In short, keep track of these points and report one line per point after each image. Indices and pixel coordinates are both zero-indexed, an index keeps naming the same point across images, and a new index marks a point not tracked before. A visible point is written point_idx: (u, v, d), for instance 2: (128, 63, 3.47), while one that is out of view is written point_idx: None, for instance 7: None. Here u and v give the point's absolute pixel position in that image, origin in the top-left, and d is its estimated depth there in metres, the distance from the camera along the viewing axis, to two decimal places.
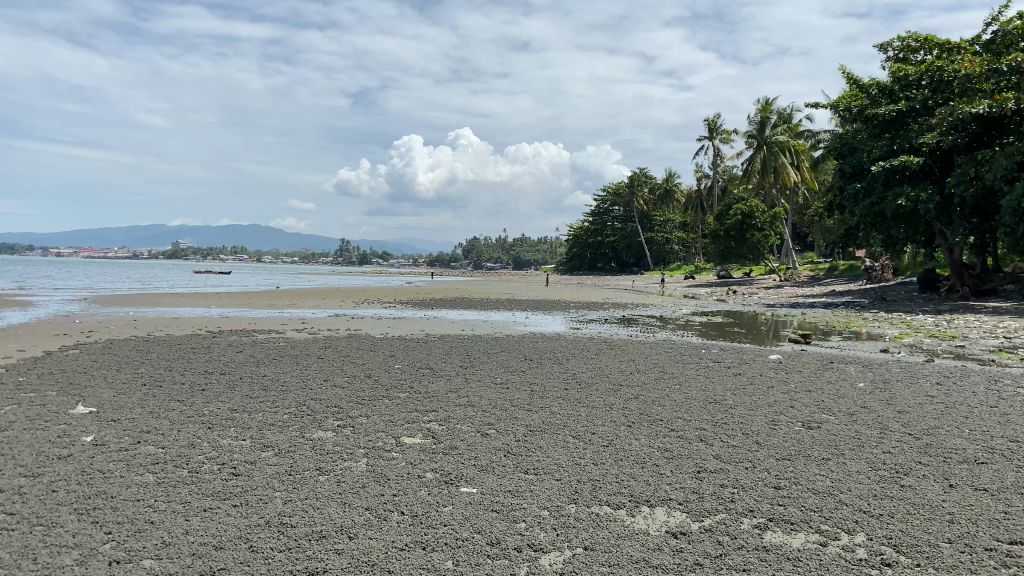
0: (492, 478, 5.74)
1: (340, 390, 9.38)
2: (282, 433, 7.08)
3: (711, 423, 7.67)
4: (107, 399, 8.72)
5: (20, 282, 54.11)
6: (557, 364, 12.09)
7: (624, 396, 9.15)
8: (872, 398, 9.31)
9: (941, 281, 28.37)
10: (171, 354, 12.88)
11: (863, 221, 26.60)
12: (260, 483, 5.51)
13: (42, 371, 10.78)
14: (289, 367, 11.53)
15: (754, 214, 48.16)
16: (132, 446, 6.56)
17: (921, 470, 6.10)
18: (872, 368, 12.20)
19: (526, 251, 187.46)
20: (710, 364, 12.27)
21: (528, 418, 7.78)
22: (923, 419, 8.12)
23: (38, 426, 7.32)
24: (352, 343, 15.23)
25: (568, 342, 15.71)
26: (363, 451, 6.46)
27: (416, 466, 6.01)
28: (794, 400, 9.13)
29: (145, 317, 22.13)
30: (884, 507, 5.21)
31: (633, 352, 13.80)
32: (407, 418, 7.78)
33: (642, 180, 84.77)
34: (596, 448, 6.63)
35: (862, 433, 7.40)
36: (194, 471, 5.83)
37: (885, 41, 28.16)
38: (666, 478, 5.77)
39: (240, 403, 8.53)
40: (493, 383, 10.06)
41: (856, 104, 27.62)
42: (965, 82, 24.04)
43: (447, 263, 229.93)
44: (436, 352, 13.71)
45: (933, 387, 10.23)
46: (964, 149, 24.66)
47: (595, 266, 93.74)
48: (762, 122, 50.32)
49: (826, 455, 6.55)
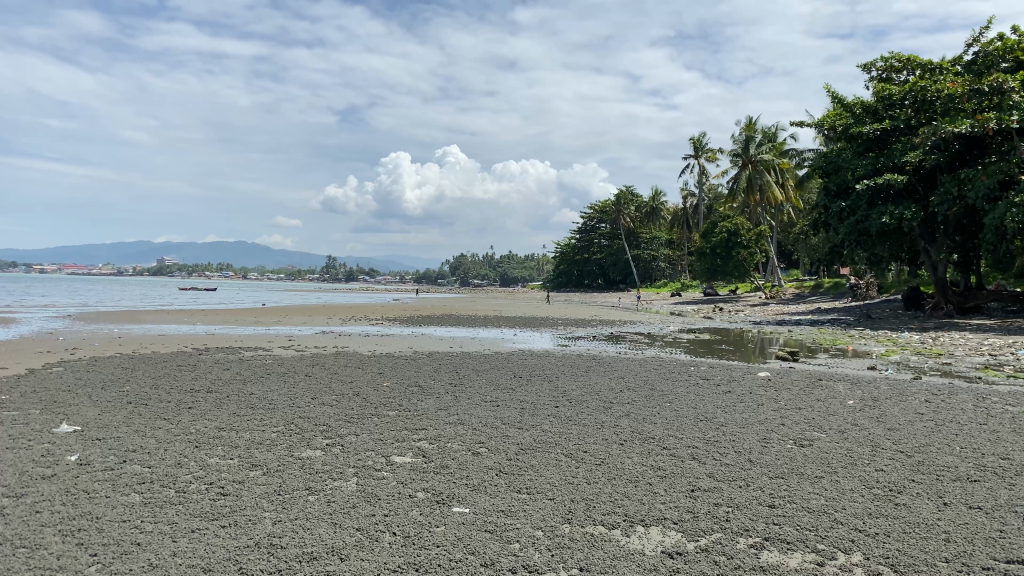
0: (484, 497, 5.67)
1: (329, 408, 9.28)
2: (270, 452, 7.00)
3: (703, 441, 7.65)
4: (92, 418, 8.57)
5: (5, 297, 53.51)
6: (547, 381, 12.02)
7: (616, 414, 9.10)
8: (862, 416, 9.30)
9: (925, 299, 28.56)
10: (157, 372, 12.71)
11: (848, 239, 26.75)
12: (249, 503, 5.42)
13: (27, 389, 10.66)
14: (276, 385, 11.44)
15: (740, 232, 48.42)
16: (118, 465, 6.46)
17: (915, 489, 6.08)
18: (861, 386, 12.20)
19: (513, 268, 187.61)
20: (700, 382, 12.26)
21: (519, 436, 7.74)
22: (914, 437, 8.11)
23: (20, 445, 7.19)
24: (340, 360, 15.14)
25: (556, 359, 15.72)
26: (353, 470, 6.38)
27: (407, 485, 5.94)
28: (784, 418, 9.11)
29: (130, 334, 21.79)
30: (880, 526, 5.19)
31: (622, 370, 13.78)
32: (397, 436, 7.71)
33: (628, 198, 85.67)
34: (590, 466, 6.58)
35: (854, 451, 7.39)
36: (181, 490, 5.74)
37: (869, 61, 28.52)
38: (660, 497, 5.73)
39: (228, 422, 8.42)
40: (483, 401, 9.97)
41: (841, 123, 27.90)
42: (947, 102, 24.33)
43: (435, 280, 229.99)
44: (425, 369, 13.61)
45: (922, 405, 10.25)
46: (947, 168, 24.91)
47: (581, 283, 93.79)
48: (747, 141, 50.66)
49: (819, 473, 6.53)
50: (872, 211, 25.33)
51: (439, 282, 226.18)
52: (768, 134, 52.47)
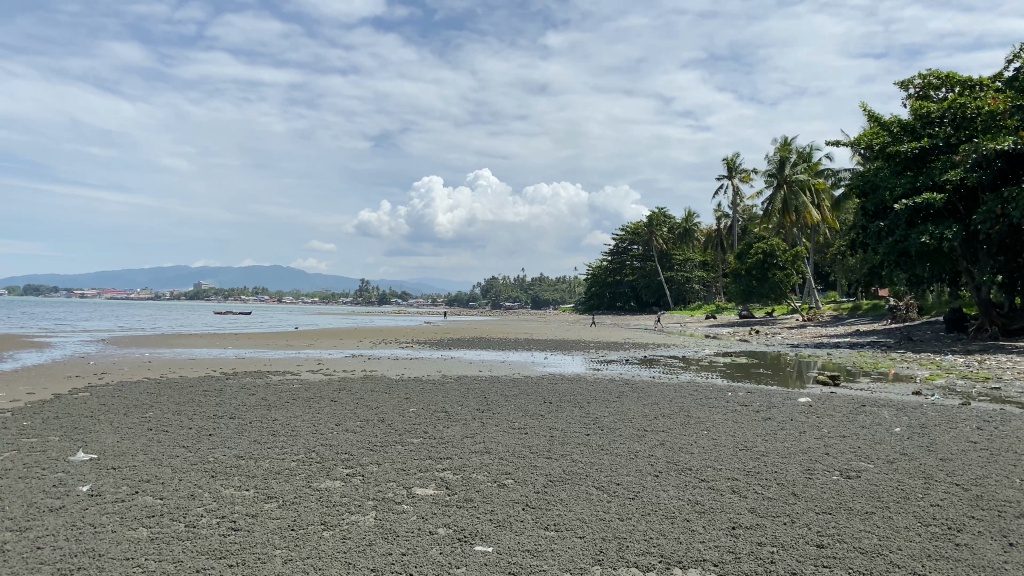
0: (509, 535, 5.32)
1: (351, 436, 9.00)
2: (288, 482, 6.71)
3: (742, 473, 7.24)
4: (109, 445, 8.35)
5: (45, 322, 54.26)
6: (578, 408, 11.60)
7: (650, 443, 8.71)
8: (911, 446, 8.79)
9: (969, 321, 27.69)
10: (181, 398, 12.43)
11: (887, 260, 26.05)
12: (260, 539, 5.13)
13: (50, 414, 10.50)
14: (301, 411, 11.13)
15: (775, 254, 47.55)
16: (129, 497, 6.21)
17: (976, 527, 5.61)
18: (908, 412, 11.61)
19: (545, 290, 186.86)
20: (739, 408, 11.75)
21: (548, 467, 7.37)
22: (969, 468, 7.59)
23: (33, 474, 6.98)
24: (367, 384, 14.81)
25: (589, 384, 15.24)
26: (372, 503, 6.06)
27: (427, 521, 5.60)
28: (828, 447, 8.65)
29: (159, 359, 21.53)
30: (941, 570, 4.73)
31: (655, 395, 13.29)
32: (420, 466, 7.39)
33: (661, 219, 84.84)
34: (621, 501, 6.18)
35: (906, 484, 6.92)
36: (192, 525, 5.47)
37: (906, 79, 27.97)
38: (699, 535, 5.33)
39: (247, 449, 8.18)
40: (511, 428, 9.60)
41: (878, 142, 27.33)
42: (988, 119, 23.72)
43: (467, 303, 230.15)
44: (453, 394, 13.25)
45: (973, 432, 9.67)
46: (989, 187, 24.14)
47: (614, 306, 92.89)
48: (782, 161, 50.00)
49: (870, 509, 6.08)
50: (911, 231, 24.65)
51: (471, 305, 226.11)
52: (802, 153, 51.72)
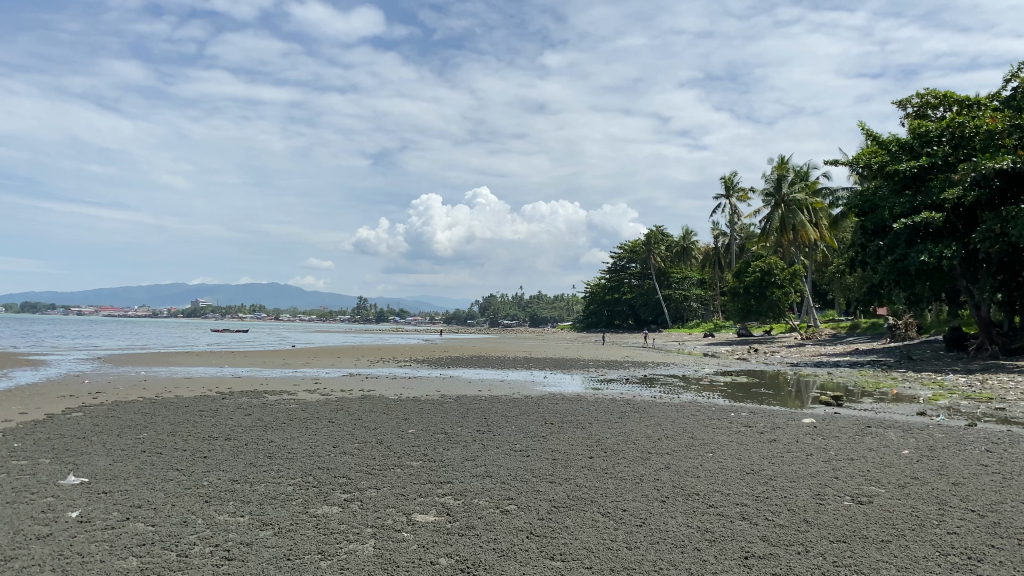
0: (513, 565, 5.12)
1: (349, 458, 8.81)
2: (283, 508, 6.50)
3: (751, 498, 7.06)
4: (102, 468, 8.15)
5: (38, 339, 53.80)
6: (579, 429, 11.42)
7: (654, 465, 8.53)
8: (920, 469, 8.60)
9: (968, 340, 27.54)
10: (177, 419, 12.20)
11: (886, 279, 25.88)
12: (254, 570, 4.93)
13: (41, 435, 10.29)
14: (297, 432, 10.93)
15: (774, 272, 47.42)
16: (119, 524, 6.00)
17: (996, 556, 5.41)
18: (914, 434, 11.43)
19: (542, 309, 186.55)
20: (741, 430, 11.55)
21: (551, 492, 7.17)
22: (982, 493, 7.40)
23: (23, 499, 6.79)
24: (365, 405, 14.60)
25: (590, 405, 15.01)
26: (371, 531, 5.87)
27: (428, 550, 5.40)
28: (837, 470, 8.46)
29: (155, 378, 21.19)
30: None
31: (659, 416, 13.07)
32: (419, 490, 7.19)
33: (659, 238, 84.49)
34: (628, 528, 6.00)
35: (919, 510, 6.72)
36: (183, 554, 5.27)
37: (903, 98, 27.98)
38: (711, 566, 5.13)
39: (242, 472, 7.98)
40: (512, 451, 9.42)
41: (876, 161, 27.29)
42: (987, 139, 23.67)
43: (465, 321, 229.75)
44: (451, 415, 13.04)
45: (982, 455, 9.51)
46: (987, 206, 24.01)
47: (612, 324, 92.62)
48: (779, 180, 50.09)
49: (885, 537, 5.88)
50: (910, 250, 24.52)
51: (468, 323, 225.82)
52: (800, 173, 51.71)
